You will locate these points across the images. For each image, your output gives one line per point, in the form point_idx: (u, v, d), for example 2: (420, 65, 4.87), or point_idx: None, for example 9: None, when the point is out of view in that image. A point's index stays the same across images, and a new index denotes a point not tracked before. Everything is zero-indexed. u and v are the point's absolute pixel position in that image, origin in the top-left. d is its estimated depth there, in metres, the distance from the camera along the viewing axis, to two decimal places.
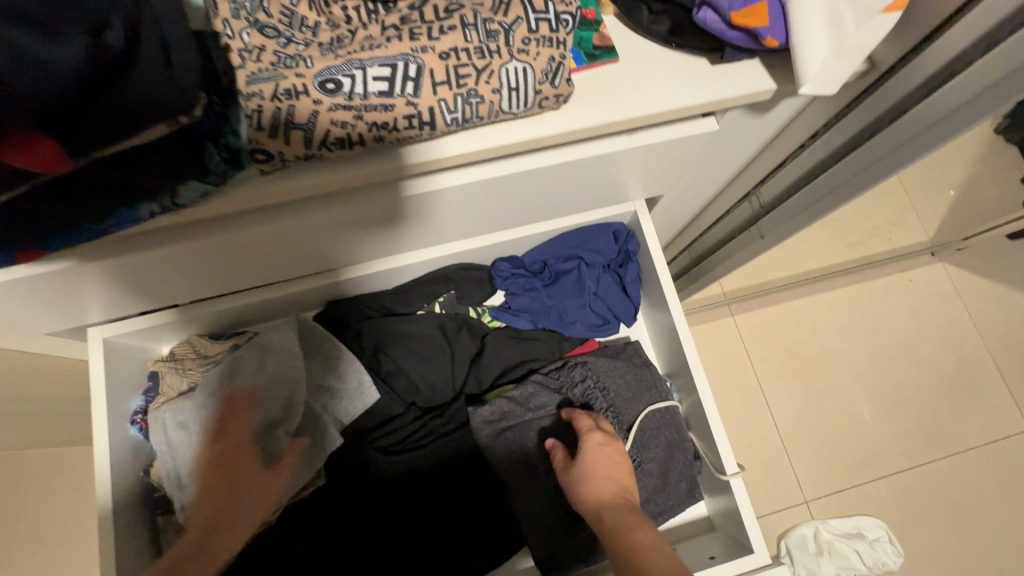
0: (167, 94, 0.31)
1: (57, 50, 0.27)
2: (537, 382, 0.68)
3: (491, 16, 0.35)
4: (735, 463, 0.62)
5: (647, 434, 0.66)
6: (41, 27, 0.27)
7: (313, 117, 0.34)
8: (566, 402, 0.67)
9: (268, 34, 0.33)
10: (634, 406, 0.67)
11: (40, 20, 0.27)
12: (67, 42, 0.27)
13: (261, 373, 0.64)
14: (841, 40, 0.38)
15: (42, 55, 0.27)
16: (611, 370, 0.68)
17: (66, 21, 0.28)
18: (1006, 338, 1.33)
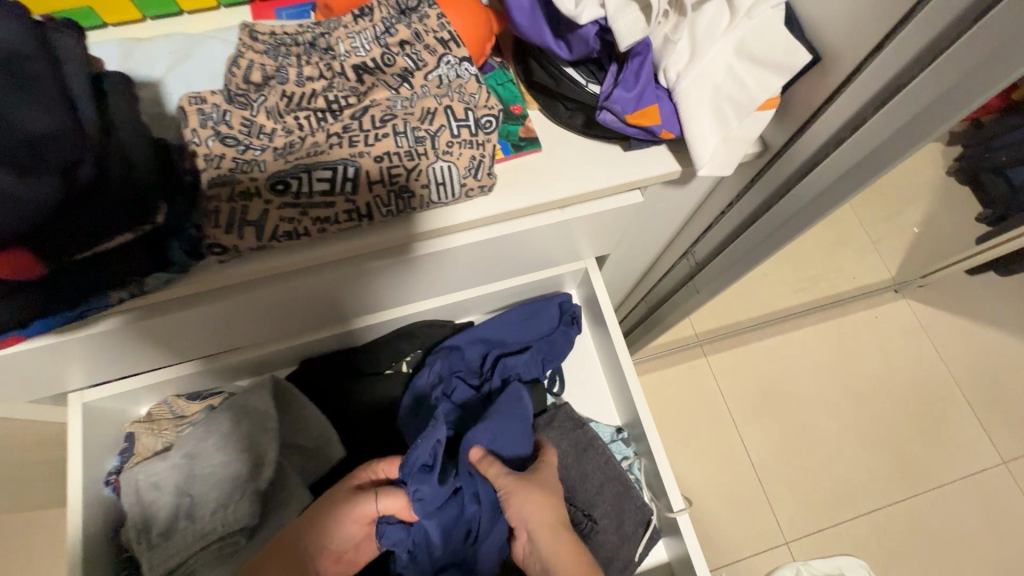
0: (134, 205, 0.34)
1: (28, 186, 0.28)
2: None
3: (419, 124, 0.42)
4: (681, 500, 0.66)
5: (594, 490, 0.70)
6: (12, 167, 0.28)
7: (263, 216, 0.41)
8: None
9: (229, 142, 0.40)
10: (588, 463, 0.71)
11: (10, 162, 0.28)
12: (39, 179, 0.29)
13: (214, 421, 0.65)
14: (728, 132, 0.45)
15: (14, 192, 0.28)
16: (557, 440, 0.72)
17: (37, 162, 0.29)
18: (974, 371, 1.36)
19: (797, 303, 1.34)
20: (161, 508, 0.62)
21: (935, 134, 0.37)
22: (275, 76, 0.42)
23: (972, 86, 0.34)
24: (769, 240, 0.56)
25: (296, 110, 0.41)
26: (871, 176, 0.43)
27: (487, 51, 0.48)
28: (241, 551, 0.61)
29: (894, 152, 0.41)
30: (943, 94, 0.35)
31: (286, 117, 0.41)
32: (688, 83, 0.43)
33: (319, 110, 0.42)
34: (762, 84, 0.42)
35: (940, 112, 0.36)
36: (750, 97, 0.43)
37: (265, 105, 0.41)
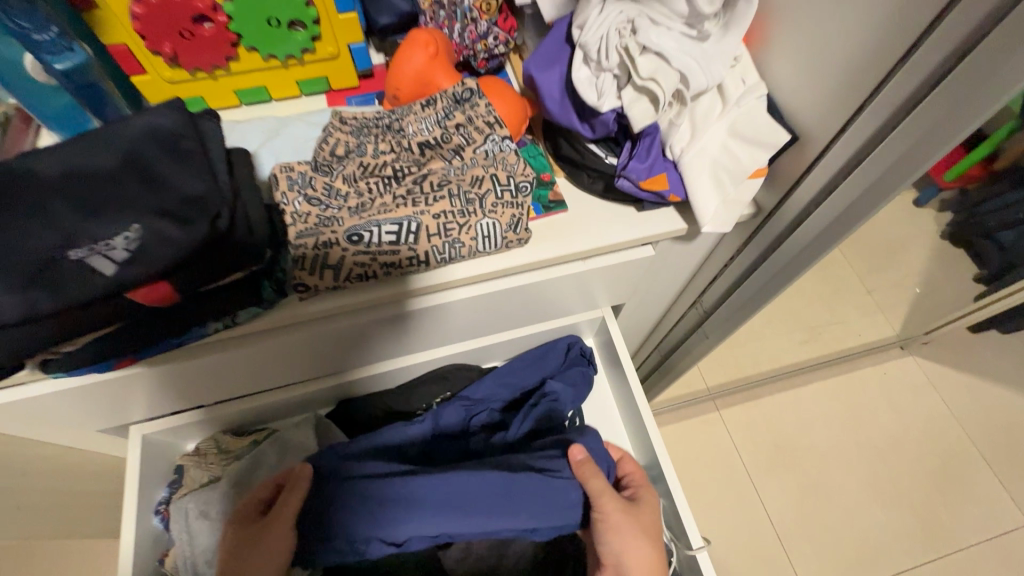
0: (251, 250, 0.42)
1: (187, 233, 0.37)
2: None
3: (470, 188, 0.51)
4: (700, 538, 0.68)
5: None
6: (178, 220, 0.38)
7: (340, 261, 0.48)
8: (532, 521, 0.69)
9: (313, 203, 0.49)
10: None
11: (177, 216, 0.38)
12: (194, 227, 0.38)
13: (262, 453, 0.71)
14: (726, 196, 0.54)
15: (177, 237, 0.37)
16: None
17: (194, 214, 0.38)
18: (989, 428, 1.37)
19: (805, 358, 1.39)
20: (209, 535, 0.66)
21: (893, 192, 0.45)
22: (354, 151, 0.52)
23: (927, 147, 0.41)
24: (766, 288, 0.63)
25: (368, 178, 0.51)
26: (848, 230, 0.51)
27: (523, 130, 0.58)
28: None
29: (862, 208, 0.48)
30: (897, 158, 0.43)
31: (358, 182, 0.51)
32: (690, 156, 0.52)
33: (386, 177, 0.52)
34: (751, 157, 0.51)
35: (899, 173, 0.44)
36: (742, 167, 0.51)
37: (344, 174, 0.51)
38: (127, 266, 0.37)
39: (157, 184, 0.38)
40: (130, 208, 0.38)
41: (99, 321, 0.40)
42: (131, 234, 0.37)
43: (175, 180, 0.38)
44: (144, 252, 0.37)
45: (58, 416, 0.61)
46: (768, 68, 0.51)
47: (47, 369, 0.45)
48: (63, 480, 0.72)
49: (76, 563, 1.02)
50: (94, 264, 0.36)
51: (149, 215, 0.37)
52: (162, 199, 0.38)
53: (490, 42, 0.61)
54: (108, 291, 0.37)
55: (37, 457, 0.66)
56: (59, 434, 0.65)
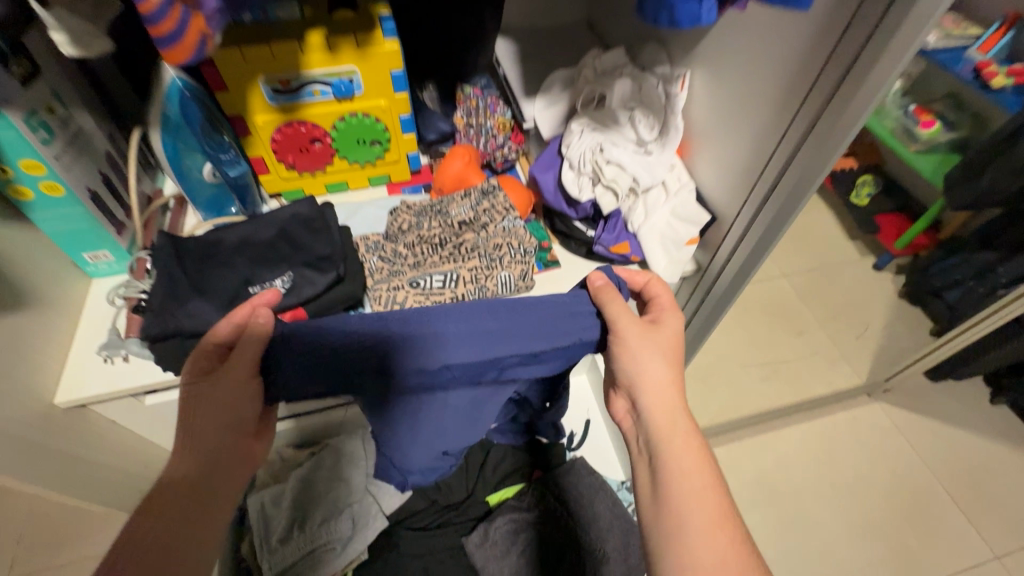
0: (354, 293, 0.64)
1: (322, 277, 0.61)
2: (512, 505, 0.86)
3: (492, 252, 0.74)
4: None
5: (603, 527, 0.84)
6: (316, 269, 0.62)
7: (403, 300, 0.69)
8: (536, 514, 0.85)
9: (384, 261, 0.73)
10: (597, 502, 0.86)
11: (316, 267, 0.62)
12: (325, 274, 0.61)
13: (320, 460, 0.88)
14: (672, 258, 0.75)
15: (316, 279, 0.61)
16: (567, 484, 0.87)
17: (327, 267, 0.62)
18: (953, 467, 1.50)
19: (780, 403, 1.55)
20: (278, 522, 0.82)
21: (772, 243, 0.66)
22: (411, 226, 0.76)
23: (783, 212, 0.62)
24: (708, 322, 0.84)
25: (423, 244, 0.74)
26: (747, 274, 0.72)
27: (530, 211, 0.82)
28: (333, 560, 0.79)
29: (754, 258, 0.70)
30: (768, 220, 0.65)
31: (414, 248, 0.74)
32: (646, 229, 0.74)
33: (433, 244, 0.75)
34: (685, 230, 0.75)
35: (770, 231, 0.65)
36: (680, 236, 0.74)
37: (407, 242, 0.74)
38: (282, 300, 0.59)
39: (298, 248, 0.63)
40: (286, 262, 0.62)
41: None
42: (284, 278, 0.61)
43: (312, 246, 0.63)
44: (296, 286, 0.60)
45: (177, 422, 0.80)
46: (697, 171, 0.77)
47: None
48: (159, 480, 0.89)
49: None
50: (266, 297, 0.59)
51: (296, 267, 0.61)
52: (304, 257, 0.62)
53: (504, 150, 0.87)
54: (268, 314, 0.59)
55: (148, 457, 0.85)
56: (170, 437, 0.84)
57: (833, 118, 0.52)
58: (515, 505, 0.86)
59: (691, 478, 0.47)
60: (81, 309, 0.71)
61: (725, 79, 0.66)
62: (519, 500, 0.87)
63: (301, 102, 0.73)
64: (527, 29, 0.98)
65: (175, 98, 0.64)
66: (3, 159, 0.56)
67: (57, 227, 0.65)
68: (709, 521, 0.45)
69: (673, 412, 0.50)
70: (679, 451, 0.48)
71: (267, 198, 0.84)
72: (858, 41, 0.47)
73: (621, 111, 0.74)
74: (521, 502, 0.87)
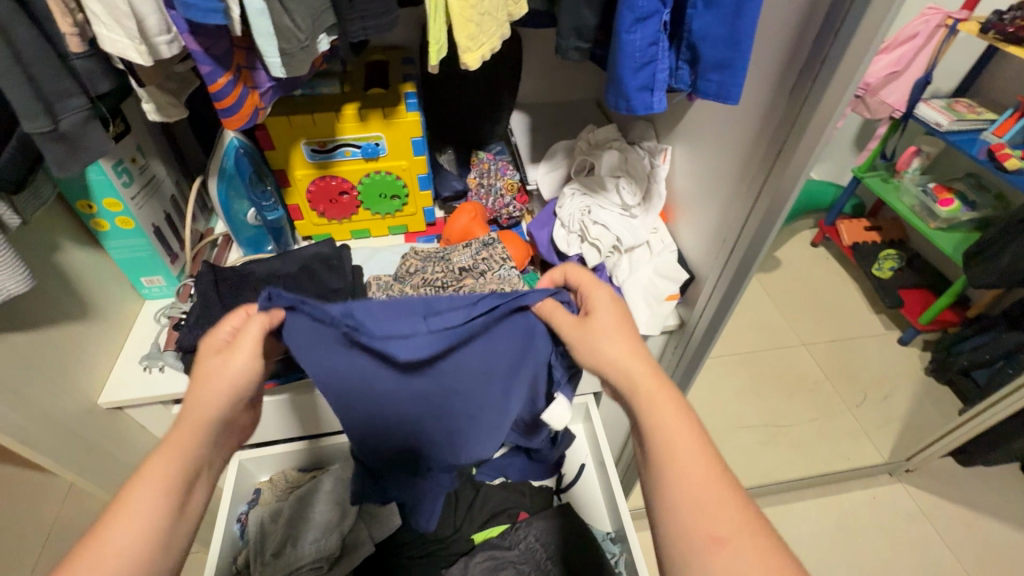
0: None
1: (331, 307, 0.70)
2: (494, 541, 0.89)
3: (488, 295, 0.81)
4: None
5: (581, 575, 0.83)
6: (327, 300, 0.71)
7: None
8: (514, 554, 0.87)
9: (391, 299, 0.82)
10: (576, 548, 0.85)
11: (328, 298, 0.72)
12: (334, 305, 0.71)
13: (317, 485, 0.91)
14: (653, 311, 0.80)
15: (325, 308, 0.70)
16: (547, 527, 0.89)
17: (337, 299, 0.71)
18: (988, 563, 1.34)
19: (792, 472, 1.45)
20: (271, 537, 0.85)
21: (740, 292, 0.71)
22: (417, 270, 0.85)
23: (748, 262, 0.68)
24: (688, 373, 0.89)
25: (426, 286, 0.82)
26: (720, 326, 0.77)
27: (527, 262, 0.90)
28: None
29: (725, 309, 0.75)
30: (735, 271, 0.70)
31: (417, 288, 0.83)
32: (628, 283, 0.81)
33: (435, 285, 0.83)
34: (666, 286, 0.80)
35: (739, 281, 0.70)
36: (660, 291, 0.80)
37: (412, 283, 0.83)
38: None
39: (315, 281, 0.73)
40: (302, 292, 0.72)
41: None
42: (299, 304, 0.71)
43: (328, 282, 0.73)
44: None
45: None
46: (679, 234, 0.83)
47: None
48: None
49: None
50: None
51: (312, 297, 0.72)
52: (319, 289, 0.73)
53: (510, 208, 0.97)
54: None
55: None
56: None
57: (776, 184, 0.59)
58: (497, 543, 0.88)
59: (674, 436, 0.47)
60: (133, 325, 0.83)
61: (697, 152, 0.75)
62: (500, 539, 0.89)
63: (334, 161, 0.86)
64: (541, 104, 1.11)
65: (232, 154, 0.78)
66: (91, 197, 0.70)
67: (124, 254, 0.78)
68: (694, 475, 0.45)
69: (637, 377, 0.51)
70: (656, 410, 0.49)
71: (299, 240, 0.97)
72: (789, 121, 0.55)
73: (609, 178, 0.83)
74: (504, 541, 0.89)
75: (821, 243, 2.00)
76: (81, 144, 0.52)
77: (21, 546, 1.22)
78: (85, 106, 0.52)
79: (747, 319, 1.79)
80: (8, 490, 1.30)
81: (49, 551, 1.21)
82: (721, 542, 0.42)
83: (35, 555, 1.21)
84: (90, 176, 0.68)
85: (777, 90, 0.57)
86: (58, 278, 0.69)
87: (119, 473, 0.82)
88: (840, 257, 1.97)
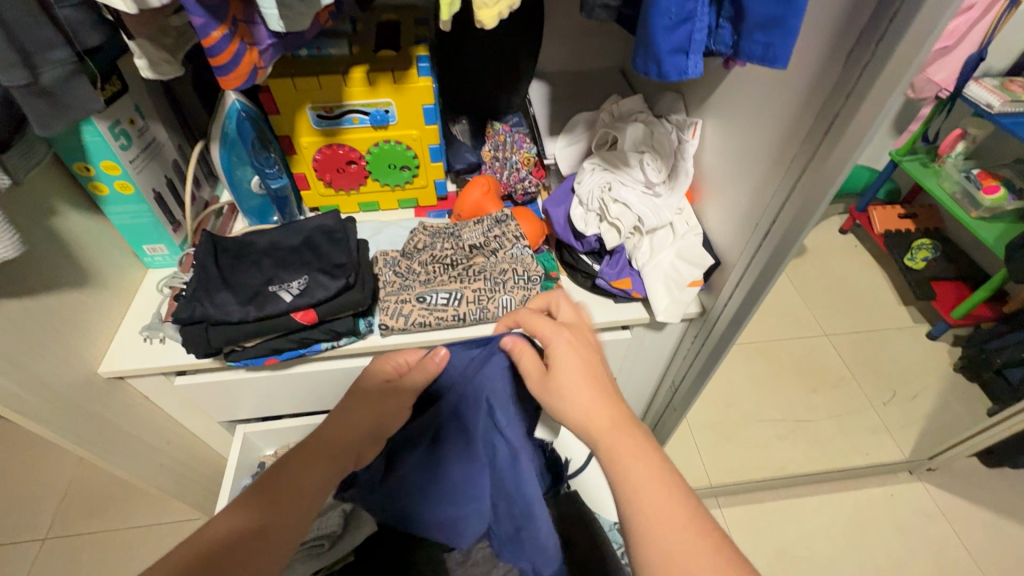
0: (363, 300, 0.69)
1: (333, 282, 0.67)
2: None
3: (499, 276, 0.78)
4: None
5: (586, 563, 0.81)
6: (329, 275, 0.68)
7: (408, 312, 0.75)
8: None
9: (397, 276, 0.79)
10: (580, 538, 0.83)
11: (330, 272, 0.68)
12: (337, 280, 0.67)
13: None
14: (673, 298, 0.76)
15: (327, 283, 0.67)
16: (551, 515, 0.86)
17: (339, 274, 0.68)
18: (1011, 568, 1.28)
19: (807, 467, 1.40)
20: None
21: (770, 281, 0.66)
22: (425, 247, 0.81)
23: (780, 251, 0.62)
24: (707, 363, 0.84)
25: (435, 263, 0.79)
26: (745, 317, 0.72)
27: (541, 242, 0.85)
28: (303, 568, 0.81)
29: (751, 299, 0.70)
30: (765, 261, 0.65)
31: (426, 267, 0.79)
32: (648, 268, 0.76)
33: (443, 264, 0.79)
34: (689, 272, 0.75)
35: (769, 271, 0.65)
36: (683, 277, 0.75)
37: (420, 259, 0.80)
38: (295, 301, 0.66)
39: (319, 255, 0.70)
40: (304, 268, 0.69)
41: (263, 329, 0.66)
42: (301, 279, 0.68)
43: (331, 256, 0.70)
44: (310, 287, 0.67)
45: (198, 406, 0.87)
46: (706, 216, 0.78)
47: (229, 357, 0.69)
48: (176, 458, 0.96)
49: (130, 558, 1.19)
50: (282, 295, 0.66)
51: (314, 271, 0.69)
52: (322, 264, 0.69)
53: (525, 183, 0.92)
54: (280, 312, 0.65)
55: (172, 433, 0.93)
56: (194, 417, 0.91)
57: (819, 165, 0.54)
58: None
59: (631, 457, 0.47)
60: (135, 294, 0.81)
61: (730, 128, 0.68)
62: None
63: (342, 128, 0.82)
64: (562, 73, 1.04)
65: (233, 118, 0.74)
66: (88, 159, 0.66)
67: (125, 221, 0.75)
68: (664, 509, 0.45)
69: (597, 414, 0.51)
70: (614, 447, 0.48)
71: (306, 211, 0.93)
72: (842, 93, 0.49)
73: (632, 153, 0.77)
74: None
75: (850, 230, 1.91)
76: (63, 99, 0.49)
77: (37, 505, 1.25)
78: (70, 60, 0.48)
79: (768, 307, 1.72)
80: (23, 450, 1.33)
81: (63, 511, 1.24)
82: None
83: (50, 515, 1.24)
84: (85, 138, 0.65)
85: (829, 57, 0.50)
86: (54, 244, 0.66)
87: (122, 441, 0.81)
88: (870, 245, 1.88)
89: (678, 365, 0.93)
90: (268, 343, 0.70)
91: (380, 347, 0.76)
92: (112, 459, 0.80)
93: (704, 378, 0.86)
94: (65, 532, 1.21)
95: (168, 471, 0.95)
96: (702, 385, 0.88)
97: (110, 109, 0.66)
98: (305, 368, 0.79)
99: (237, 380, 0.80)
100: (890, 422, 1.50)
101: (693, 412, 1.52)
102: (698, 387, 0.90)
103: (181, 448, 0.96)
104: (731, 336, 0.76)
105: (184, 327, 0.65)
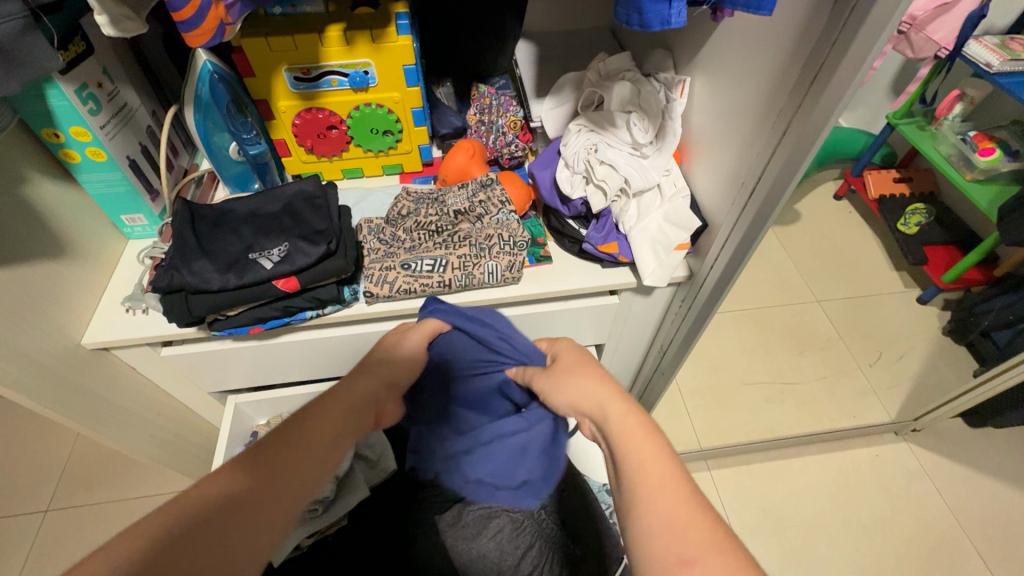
0: (345, 267, 0.68)
1: (314, 249, 0.66)
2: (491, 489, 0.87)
3: (485, 241, 0.77)
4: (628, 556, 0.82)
5: (576, 521, 0.84)
6: (310, 242, 0.67)
7: (393, 278, 0.74)
8: None
9: (381, 242, 0.78)
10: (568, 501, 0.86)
11: (311, 240, 0.67)
12: (319, 247, 0.66)
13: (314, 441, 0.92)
14: (660, 261, 0.75)
15: (308, 250, 0.66)
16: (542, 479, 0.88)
17: (321, 241, 0.67)
18: (986, 522, 1.32)
19: (792, 430, 1.43)
20: None
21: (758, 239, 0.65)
22: (409, 214, 0.80)
23: (767, 208, 0.61)
24: (693, 327, 0.84)
25: (420, 230, 0.78)
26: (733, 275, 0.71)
27: (528, 208, 0.84)
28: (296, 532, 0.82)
29: (738, 259, 0.69)
30: (753, 219, 0.64)
31: (410, 234, 0.78)
32: (634, 231, 0.75)
33: (428, 230, 0.78)
34: (677, 235, 0.74)
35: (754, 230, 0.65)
36: (670, 240, 0.74)
37: (405, 226, 0.79)
38: (276, 268, 0.65)
39: (298, 220, 0.69)
40: (284, 235, 0.68)
41: (244, 297, 0.65)
42: (282, 246, 0.67)
43: (314, 222, 0.69)
44: (290, 254, 0.66)
45: (188, 376, 0.87)
46: (695, 178, 0.77)
47: (213, 326, 0.69)
48: (169, 428, 0.97)
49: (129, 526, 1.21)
50: (262, 262, 0.65)
51: (295, 239, 0.68)
52: (303, 231, 0.68)
53: (512, 147, 0.90)
54: (261, 279, 0.65)
55: (162, 403, 0.93)
56: (184, 387, 0.91)
57: (804, 119, 0.52)
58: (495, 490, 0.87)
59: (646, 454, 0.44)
60: (116, 265, 0.80)
61: (719, 85, 0.66)
62: None
63: (320, 91, 0.79)
64: (549, 33, 1.01)
65: (206, 81, 0.72)
66: (55, 125, 0.64)
67: (100, 189, 0.73)
68: (668, 506, 0.41)
69: (609, 397, 0.49)
70: (626, 434, 0.46)
71: (288, 178, 0.91)
72: (828, 42, 0.47)
73: (619, 114, 0.75)
74: None
75: (845, 196, 1.89)
76: (17, 55, 0.47)
77: (35, 479, 1.26)
78: (21, 14, 0.46)
79: (759, 274, 1.72)
80: (21, 423, 1.34)
81: (63, 482, 1.26)
82: (690, 564, 0.37)
83: (51, 486, 1.25)
84: (51, 102, 0.62)
85: (816, 6, 0.48)
86: (26, 214, 0.65)
87: (112, 412, 0.82)
88: (864, 210, 1.86)
89: (666, 330, 0.93)
90: (252, 311, 0.69)
91: (368, 315, 0.76)
92: (102, 430, 0.80)
93: (693, 341, 0.86)
94: (66, 502, 1.23)
95: (160, 441, 0.95)
96: (690, 348, 0.88)
97: (74, 72, 0.63)
98: (292, 336, 0.79)
99: (223, 349, 0.80)
100: (877, 384, 1.53)
101: (684, 378, 1.54)
102: (684, 350, 0.90)
103: (172, 418, 0.97)
104: (718, 299, 0.76)
105: (166, 296, 0.64)
